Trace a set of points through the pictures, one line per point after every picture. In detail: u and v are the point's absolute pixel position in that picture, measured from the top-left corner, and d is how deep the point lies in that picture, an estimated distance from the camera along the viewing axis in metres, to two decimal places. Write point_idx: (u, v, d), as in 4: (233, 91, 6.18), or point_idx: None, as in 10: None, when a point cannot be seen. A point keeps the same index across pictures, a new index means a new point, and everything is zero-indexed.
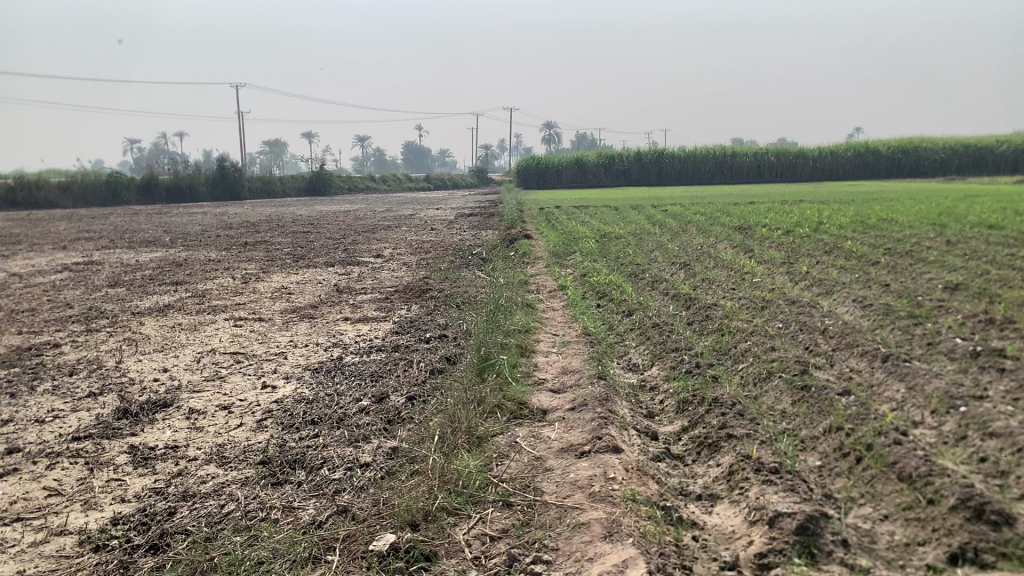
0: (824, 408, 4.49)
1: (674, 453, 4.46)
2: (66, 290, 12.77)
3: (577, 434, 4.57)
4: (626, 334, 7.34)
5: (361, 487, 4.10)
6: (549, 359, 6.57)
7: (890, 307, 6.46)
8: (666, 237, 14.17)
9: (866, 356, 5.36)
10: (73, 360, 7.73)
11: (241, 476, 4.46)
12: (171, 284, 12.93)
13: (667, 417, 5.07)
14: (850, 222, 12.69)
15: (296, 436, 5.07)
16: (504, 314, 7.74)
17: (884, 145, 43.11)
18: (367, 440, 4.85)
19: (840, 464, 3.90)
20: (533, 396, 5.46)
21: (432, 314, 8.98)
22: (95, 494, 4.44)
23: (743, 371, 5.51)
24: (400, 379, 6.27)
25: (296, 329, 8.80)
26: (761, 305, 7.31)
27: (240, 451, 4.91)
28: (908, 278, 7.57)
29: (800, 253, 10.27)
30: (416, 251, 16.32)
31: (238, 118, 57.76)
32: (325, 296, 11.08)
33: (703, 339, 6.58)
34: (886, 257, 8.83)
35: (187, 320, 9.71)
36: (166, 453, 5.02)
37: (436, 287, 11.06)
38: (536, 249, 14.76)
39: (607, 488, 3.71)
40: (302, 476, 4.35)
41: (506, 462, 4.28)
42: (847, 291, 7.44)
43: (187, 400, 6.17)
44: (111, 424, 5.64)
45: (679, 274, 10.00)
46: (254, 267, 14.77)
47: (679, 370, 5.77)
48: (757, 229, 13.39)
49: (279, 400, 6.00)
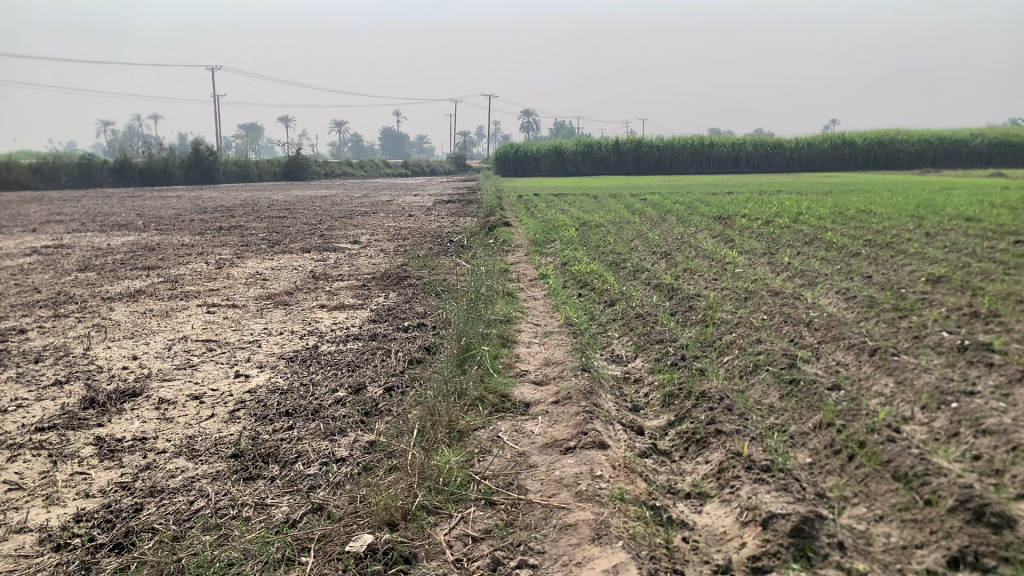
0: (813, 403, 4.37)
1: (661, 449, 4.33)
2: (33, 274, 12.48)
3: (561, 429, 4.43)
4: (608, 324, 7.21)
5: (338, 482, 3.94)
6: (531, 350, 6.42)
7: (874, 300, 6.37)
8: (646, 225, 14.09)
9: (852, 349, 5.27)
10: (38, 347, 7.49)
11: (212, 470, 4.28)
12: (143, 269, 12.64)
13: (652, 410, 4.95)
14: (829, 212, 12.65)
15: (270, 428, 4.90)
16: (484, 302, 7.59)
17: (861, 137, 43.30)
18: (343, 433, 4.68)
19: (833, 462, 3.79)
20: (515, 389, 5.32)
21: (410, 303, 8.81)
22: (57, 489, 4.25)
23: (729, 364, 5.39)
24: (378, 369, 6.11)
25: (271, 316, 8.60)
26: (745, 295, 7.20)
27: (212, 444, 4.73)
28: (891, 269, 7.50)
29: (781, 243, 10.21)
30: (393, 238, 16.13)
31: (213, 101, 57.07)
32: (301, 282, 10.87)
33: (686, 331, 6.45)
34: (867, 248, 8.77)
35: (159, 306, 9.49)
36: (133, 446, 4.82)
37: (414, 275, 10.88)
38: (515, 236, 14.63)
39: (594, 487, 3.58)
40: (276, 471, 4.19)
41: (488, 458, 4.14)
42: (829, 283, 7.36)
43: (157, 389, 5.97)
44: (76, 414, 5.44)
45: (661, 264, 9.88)
46: (229, 252, 14.51)
47: (664, 363, 5.64)
48: (736, 219, 13.33)
49: (253, 390, 5.82)
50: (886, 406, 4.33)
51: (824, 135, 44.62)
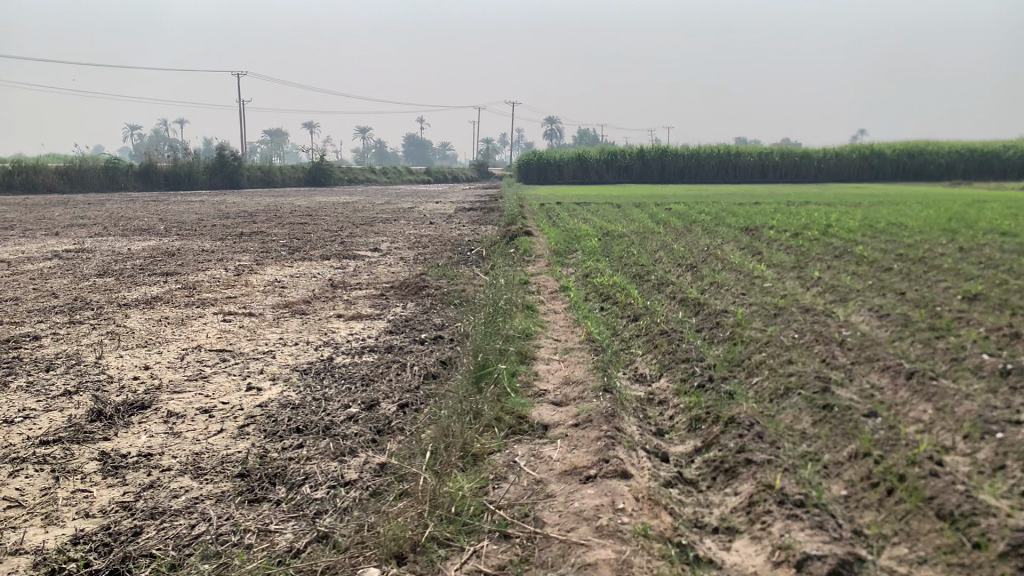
0: (849, 432, 4.14)
1: (687, 478, 4.11)
2: (52, 279, 12.43)
3: (580, 455, 4.22)
4: (632, 341, 6.99)
5: (346, 508, 3.75)
6: (551, 367, 6.22)
7: (909, 319, 6.11)
8: (670, 236, 13.86)
9: (887, 372, 5.02)
10: (50, 355, 7.37)
11: (216, 491, 4.11)
12: (162, 275, 12.57)
13: (677, 435, 4.73)
14: (858, 225, 12.37)
15: (278, 446, 4.72)
16: (503, 316, 7.41)
17: (889, 148, 42.77)
18: (354, 454, 4.50)
19: (870, 495, 3.56)
20: (534, 410, 5.11)
21: (429, 314, 8.65)
22: (57, 507, 4.06)
23: (757, 386, 5.16)
24: (392, 384, 5.92)
25: (288, 325, 8.46)
26: (774, 312, 6.96)
27: (218, 462, 4.56)
28: (925, 286, 7.23)
29: (810, 257, 9.95)
30: (413, 245, 16.00)
31: (240, 108, 57.67)
32: (319, 291, 10.73)
33: (712, 349, 6.23)
34: (899, 263, 8.50)
35: (175, 313, 9.36)
36: (138, 462, 4.65)
37: (434, 285, 10.71)
38: (536, 245, 14.44)
39: (615, 522, 3.37)
40: (282, 493, 4.01)
41: (503, 485, 3.93)
42: (861, 299, 7.10)
43: (167, 401, 5.82)
44: (82, 427, 5.27)
45: (687, 277, 9.65)
46: (248, 259, 14.41)
47: (690, 384, 5.42)
48: (764, 231, 13.08)
49: (264, 403, 5.66)
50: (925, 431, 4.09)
51: (851, 145, 44.14)
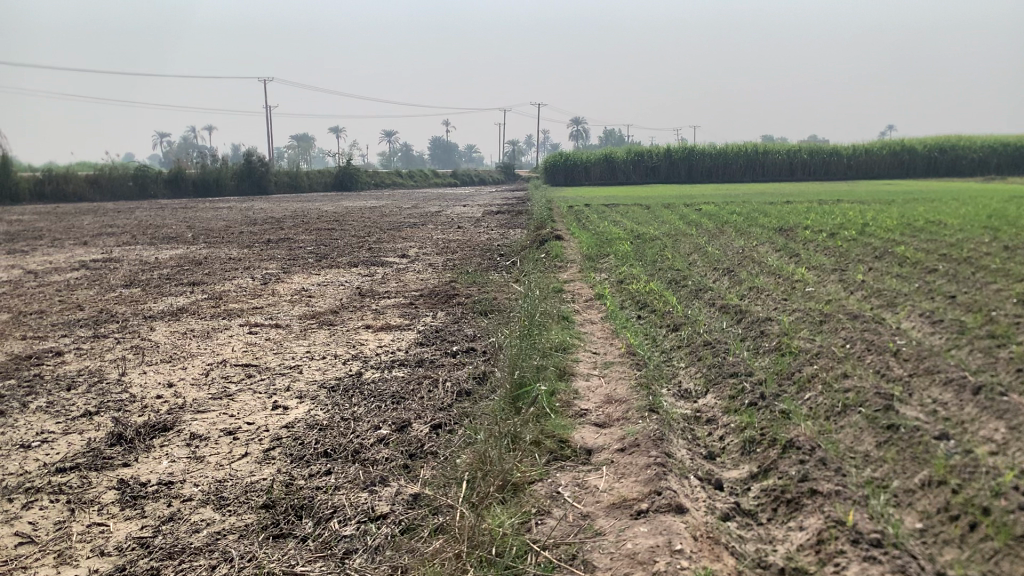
0: (919, 456, 3.75)
1: (745, 508, 3.81)
2: (80, 290, 12.33)
3: (629, 485, 3.93)
4: (673, 353, 6.69)
5: (377, 547, 3.49)
6: (590, 384, 5.91)
7: (965, 323, 5.66)
8: (703, 238, 13.52)
9: (950, 386, 4.49)
10: (73, 371, 7.20)
11: (239, 525, 3.86)
12: (189, 285, 12.44)
13: (730, 459, 4.43)
14: (896, 224, 11.95)
15: (306, 473, 4.47)
16: (537, 329, 7.13)
17: (920, 143, 41.90)
18: (384, 482, 4.23)
19: (949, 530, 3.19)
20: (575, 433, 4.82)
21: (458, 324, 8.38)
22: (72, 544, 3.82)
23: (812, 404, 4.83)
24: (424, 402, 5.66)
25: (315, 337, 8.24)
26: (820, 319, 6.57)
27: (242, 491, 4.31)
28: (978, 285, 6.79)
29: (849, 258, 9.56)
30: (442, 251, 15.78)
31: (266, 115, 58.19)
32: (347, 300, 10.50)
33: (759, 362, 5.90)
34: (945, 263, 8.08)
35: (201, 326, 9.17)
36: (158, 492, 4.41)
37: (464, 293, 10.44)
38: (566, 249, 14.18)
39: (673, 567, 3.07)
40: (309, 528, 3.75)
41: (547, 521, 3.65)
42: (910, 304, 6.69)
43: (190, 423, 5.59)
44: (101, 452, 5.05)
45: (724, 282, 9.31)
46: (275, 267, 14.26)
47: (740, 402, 5.11)
48: (799, 231, 12.70)
49: (290, 424, 5.41)
50: (1001, 445, 3.67)
51: (881, 141, 43.34)
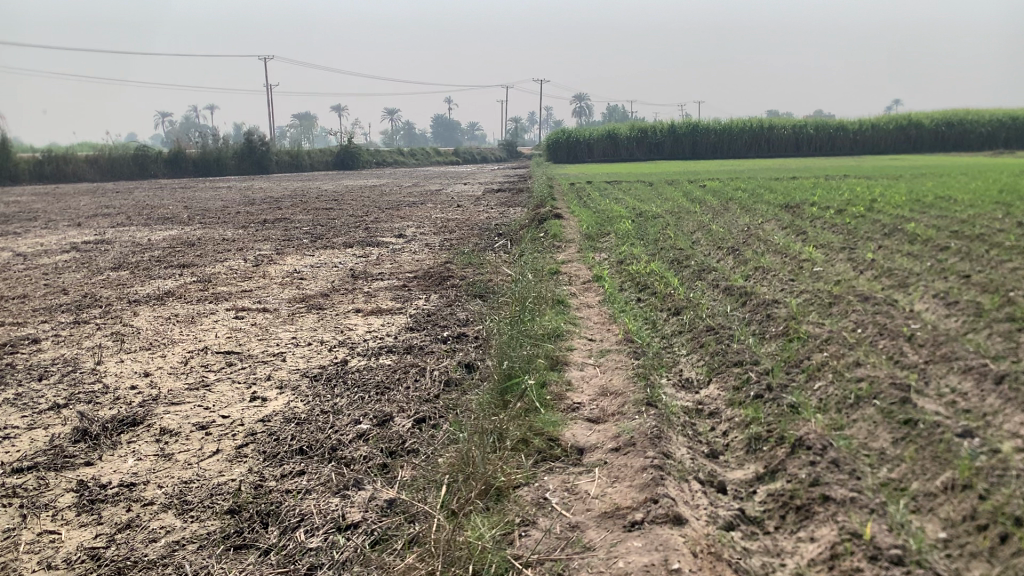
0: (941, 454, 3.38)
1: (751, 515, 3.49)
2: (68, 273, 12.03)
3: (623, 492, 3.62)
4: (674, 339, 6.35)
5: (344, 562, 3.19)
6: (585, 375, 5.57)
7: (983, 304, 5.27)
8: (706, 215, 13.13)
9: (971, 373, 4.11)
10: (46, 360, 6.88)
11: (200, 533, 3.55)
12: (179, 267, 12.12)
13: (734, 458, 4.11)
14: (905, 199, 11.55)
15: (277, 473, 4.17)
16: (531, 316, 6.79)
17: (927, 118, 41.33)
18: (357, 485, 3.91)
19: (978, 543, 2.85)
20: (566, 430, 4.50)
21: (451, 308, 8.05)
22: (17, 555, 3.52)
23: (822, 395, 4.48)
24: (408, 393, 5.34)
25: (303, 322, 7.92)
26: (829, 301, 6.19)
27: (207, 494, 3.99)
28: (995, 262, 6.40)
29: (858, 236, 9.20)
30: (440, 230, 15.43)
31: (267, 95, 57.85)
32: (338, 283, 10.15)
33: (765, 349, 5.56)
34: (958, 239, 7.70)
35: (186, 309, 8.86)
36: (118, 494, 4.10)
37: (458, 274, 10.12)
38: (566, 227, 13.84)
39: None
40: (273, 539, 3.44)
41: (532, 533, 3.33)
42: (922, 284, 6.31)
43: (161, 417, 5.26)
44: (63, 450, 4.73)
45: (728, 262, 8.96)
46: (269, 248, 13.92)
47: (745, 394, 4.79)
48: (805, 207, 12.31)
49: (267, 418, 5.09)
50: None
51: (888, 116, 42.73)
